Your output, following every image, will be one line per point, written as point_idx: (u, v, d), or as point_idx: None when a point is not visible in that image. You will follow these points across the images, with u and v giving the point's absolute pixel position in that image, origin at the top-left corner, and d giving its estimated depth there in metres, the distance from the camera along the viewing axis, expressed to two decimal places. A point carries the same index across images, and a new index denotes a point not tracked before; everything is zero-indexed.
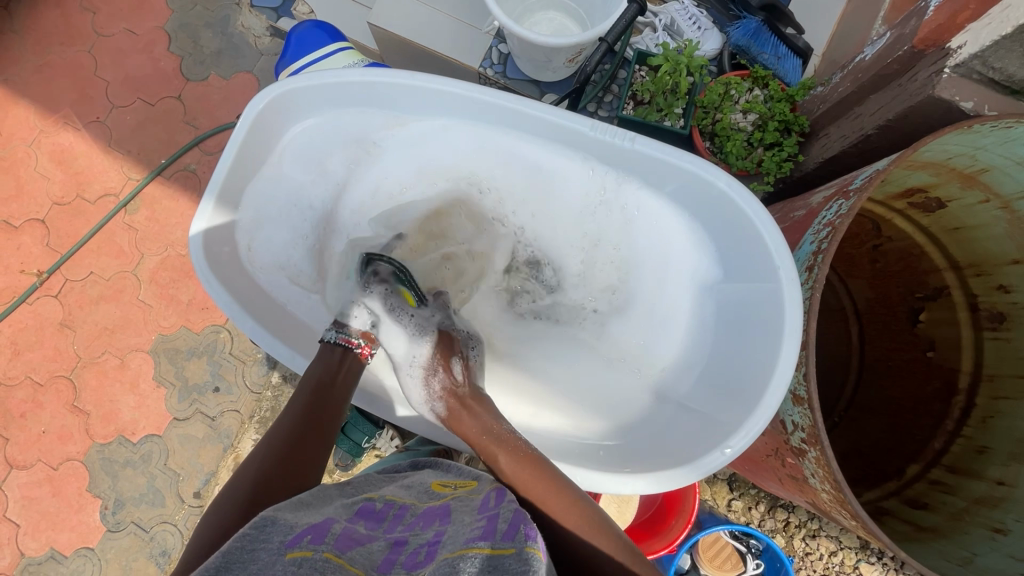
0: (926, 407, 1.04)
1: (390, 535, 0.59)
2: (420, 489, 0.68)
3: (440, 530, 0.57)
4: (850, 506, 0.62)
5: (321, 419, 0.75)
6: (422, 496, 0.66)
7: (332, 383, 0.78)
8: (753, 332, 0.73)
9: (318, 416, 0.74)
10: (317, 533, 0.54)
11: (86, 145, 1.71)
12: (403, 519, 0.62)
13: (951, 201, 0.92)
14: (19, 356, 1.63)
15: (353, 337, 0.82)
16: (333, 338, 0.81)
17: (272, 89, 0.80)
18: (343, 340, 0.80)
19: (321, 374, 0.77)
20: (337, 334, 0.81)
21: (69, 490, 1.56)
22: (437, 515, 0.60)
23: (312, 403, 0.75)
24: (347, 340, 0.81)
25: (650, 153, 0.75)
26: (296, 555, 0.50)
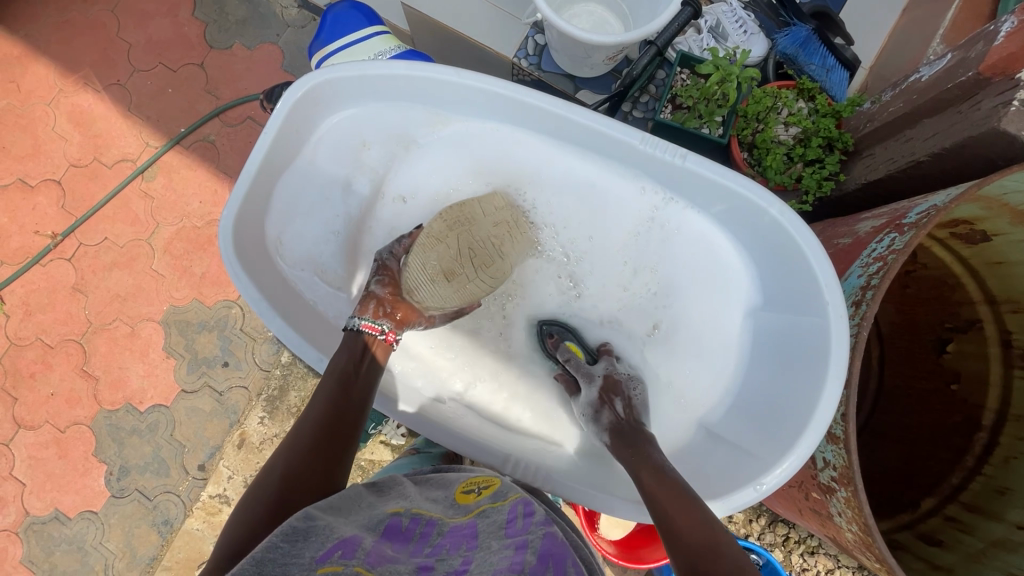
0: (946, 441, 1.03)
1: (416, 555, 0.57)
2: (447, 503, 0.68)
3: (468, 557, 0.57)
4: (877, 550, 0.60)
5: (346, 412, 0.70)
6: (449, 511, 0.66)
7: (355, 373, 0.74)
8: (797, 366, 0.71)
9: (346, 410, 0.70)
10: (347, 548, 0.52)
11: (105, 108, 1.68)
12: (430, 540, 0.60)
13: (997, 235, 0.88)
14: (30, 317, 1.63)
15: (379, 324, 0.76)
16: (356, 326, 0.76)
17: (311, 77, 0.77)
18: (367, 327, 0.76)
19: (344, 365, 0.73)
20: (359, 322, 0.76)
21: (76, 454, 1.57)
22: (465, 537, 0.60)
23: (337, 396, 0.70)
24: (370, 327, 0.76)
25: (700, 171, 0.73)
26: (329, 572, 0.48)
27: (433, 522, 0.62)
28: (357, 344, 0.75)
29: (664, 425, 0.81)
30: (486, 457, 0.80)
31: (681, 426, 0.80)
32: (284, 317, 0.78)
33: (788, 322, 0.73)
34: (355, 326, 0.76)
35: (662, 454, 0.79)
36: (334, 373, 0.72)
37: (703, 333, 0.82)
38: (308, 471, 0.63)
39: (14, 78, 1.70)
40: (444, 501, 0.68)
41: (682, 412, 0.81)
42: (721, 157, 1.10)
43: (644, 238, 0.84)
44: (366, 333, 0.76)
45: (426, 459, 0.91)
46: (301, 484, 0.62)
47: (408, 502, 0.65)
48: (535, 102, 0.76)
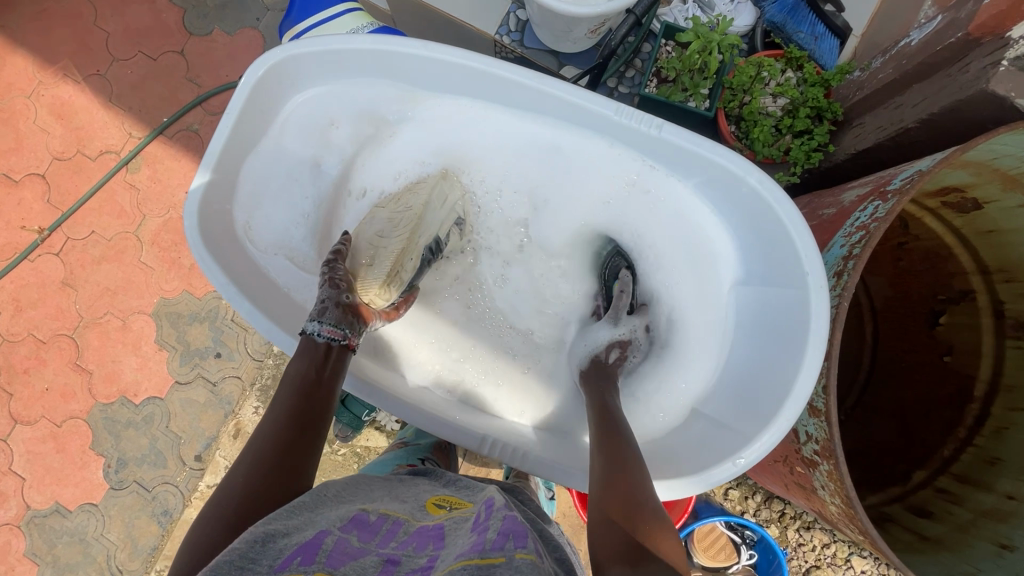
0: (938, 413, 1.02)
1: (382, 550, 0.56)
2: (416, 506, 0.67)
3: (434, 554, 0.55)
4: (860, 522, 0.60)
5: (310, 420, 0.68)
6: (417, 513, 0.65)
7: (319, 379, 0.71)
8: (778, 339, 0.69)
9: (307, 417, 0.68)
10: (307, 554, 0.52)
11: (86, 100, 1.65)
12: (397, 535, 0.59)
13: (989, 203, 0.87)
14: (22, 313, 1.63)
15: (340, 329, 0.72)
16: (316, 331, 0.72)
17: (275, 53, 0.75)
18: (327, 333, 0.72)
19: (306, 372, 0.71)
20: (322, 326, 0.72)
21: (73, 448, 1.58)
22: (432, 537, 0.59)
23: (297, 403, 0.68)
24: (335, 331, 0.73)
25: (676, 141, 0.71)
26: None
27: (400, 521, 0.62)
28: (318, 349, 0.72)
29: (643, 403, 0.80)
30: (460, 437, 0.78)
31: (660, 405, 0.80)
32: (254, 302, 0.77)
33: (770, 295, 0.71)
34: (314, 330, 0.72)
35: (640, 430, 0.79)
36: (296, 381, 0.69)
37: (682, 311, 0.81)
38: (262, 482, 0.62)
39: None
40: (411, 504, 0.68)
41: (660, 388, 0.80)
42: (709, 131, 1.08)
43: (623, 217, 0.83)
44: (331, 338, 0.72)
45: (411, 453, 0.93)
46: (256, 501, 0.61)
47: (376, 505, 0.66)
48: (503, 73, 0.73)
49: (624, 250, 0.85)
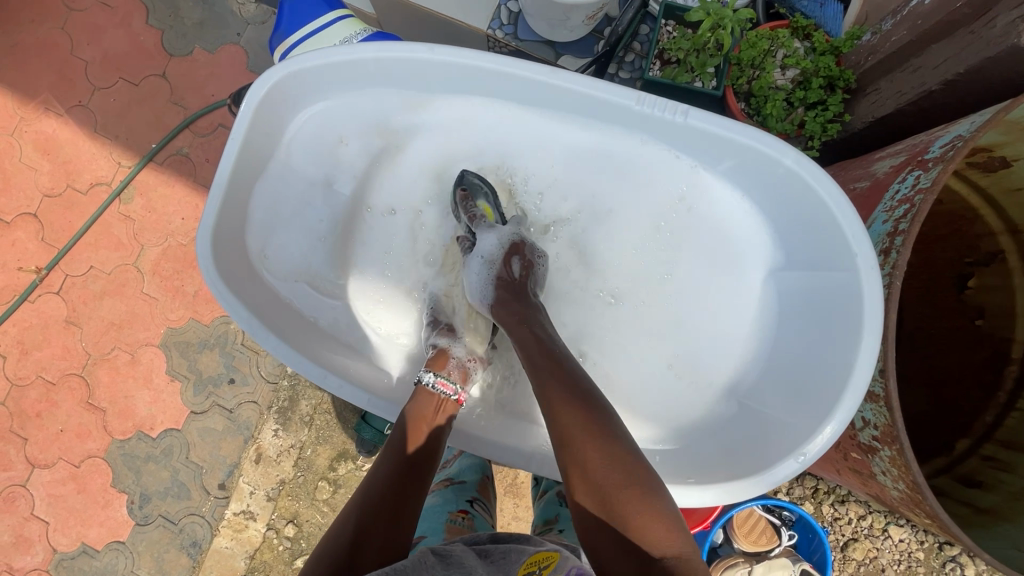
0: (975, 378, 1.00)
1: None
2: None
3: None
4: (927, 506, 0.58)
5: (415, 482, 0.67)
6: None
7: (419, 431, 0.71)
8: (829, 325, 0.67)
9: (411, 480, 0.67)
10: None
11: (71, 132, 1.61)
12: None
13: (1017, 160, 0.84)
14: (28, 356, 1.59)
15: (452, 382, 0.76)
16: (430, 382, 0.75)
17: (274, 71, 0.71)
18: (441, 386, 0.74)
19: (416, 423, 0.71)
20: (434, 377, 0.75)
21: (94, 487, 1.56)
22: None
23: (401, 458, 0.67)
24: (444, 384, 0.75)
25: (704, 126, 0.68)
26: None
27: None
28: (435, 402, 0.74)
29: (690, 404, 0.77)
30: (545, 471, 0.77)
31: (709, 404, 0.76)
32: (279, 334, 0.74)
33: (816, 279, 0.69)
34: (429, 382, 0.74)
35: (688, 432, 0.76)
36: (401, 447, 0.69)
37: (720, 305, 0.77)
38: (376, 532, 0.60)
39: None
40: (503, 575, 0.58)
41: (706, 384, 0.77)
42: (717, 110, 1.05)
43: (652, 209, 0.79)
44: (441, 392, 0.75)
45: (458, 494, 0.94)
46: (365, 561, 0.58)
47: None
48: (516, 71, 0.71)
49: (651, 246, 0.79)
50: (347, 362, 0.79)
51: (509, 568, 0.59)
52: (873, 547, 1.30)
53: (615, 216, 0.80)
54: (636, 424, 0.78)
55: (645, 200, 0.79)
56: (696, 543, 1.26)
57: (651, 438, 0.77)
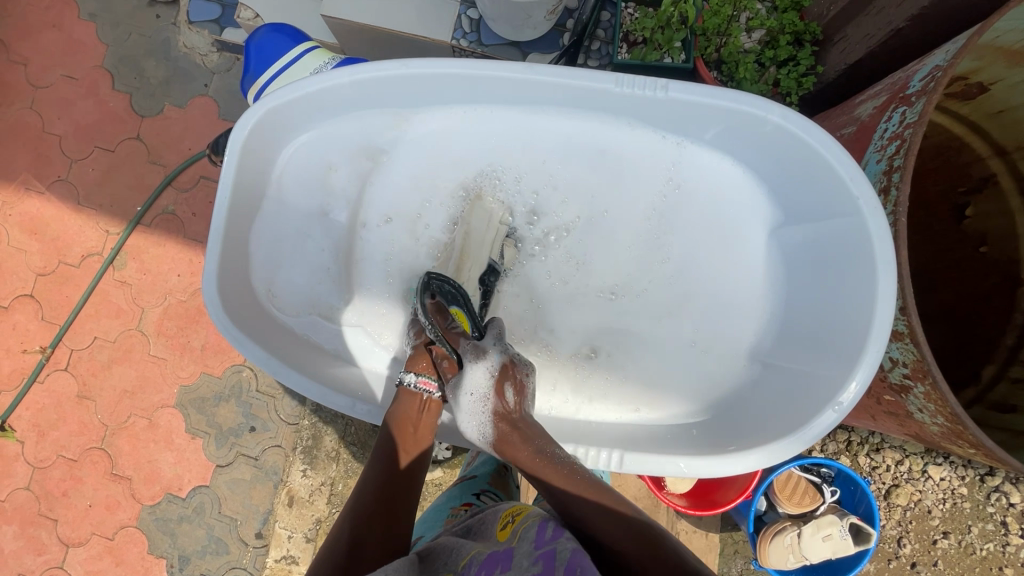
0: (989, 304, 0.99)
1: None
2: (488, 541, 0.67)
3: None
4: (969, 435, 0.58)
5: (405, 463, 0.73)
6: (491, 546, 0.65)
7: (416, 423, 0.75)
8: (839, 272, 0.67)
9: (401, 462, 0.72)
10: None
11: (55, 209, 1.61)
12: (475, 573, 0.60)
13: (994, 83, 0.85)
14: (45, 437, 1.58)
15: (435, 381, 0.76)
16: (412, 382, 0.75)
17: (252, 111, 0.71)
18: (423, 385, 0.75)
19: (403, 424, 0.74)
20: (417, 377, 0.75)
21: (132, 556, 1.54)
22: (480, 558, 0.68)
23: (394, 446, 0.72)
24: (427, 382, 0.76)
25: (686, 97, 0.68)
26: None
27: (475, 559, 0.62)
28: (420, 402, 0.75)
29: (716, 372, 0.77)
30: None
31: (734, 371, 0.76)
32: (297, 369, 0.73)
33: (820, 228, 0.69)
34: (411, 382, 0.75)
35: (717, 402, 0.76)
36: (395, 422, 0.74)
37: (733, 274, 0.77)
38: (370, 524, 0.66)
39: None
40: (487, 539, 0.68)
41: (731, 350, 0.77)
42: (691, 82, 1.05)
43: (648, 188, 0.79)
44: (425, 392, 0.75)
45: (467, 489, 0.97)
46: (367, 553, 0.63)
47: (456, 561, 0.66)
48: (493, 73, 0.71)
49: (651, 223, 0.79)
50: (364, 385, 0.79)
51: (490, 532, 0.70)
52: (916, 490, 1.30)
53: (611, 201, 0.80)
54: (660, 400, 0.79)
55: (642, 180, 0.78)
56: (740, 514, 1.25)
57: (684, 414, 0.77)
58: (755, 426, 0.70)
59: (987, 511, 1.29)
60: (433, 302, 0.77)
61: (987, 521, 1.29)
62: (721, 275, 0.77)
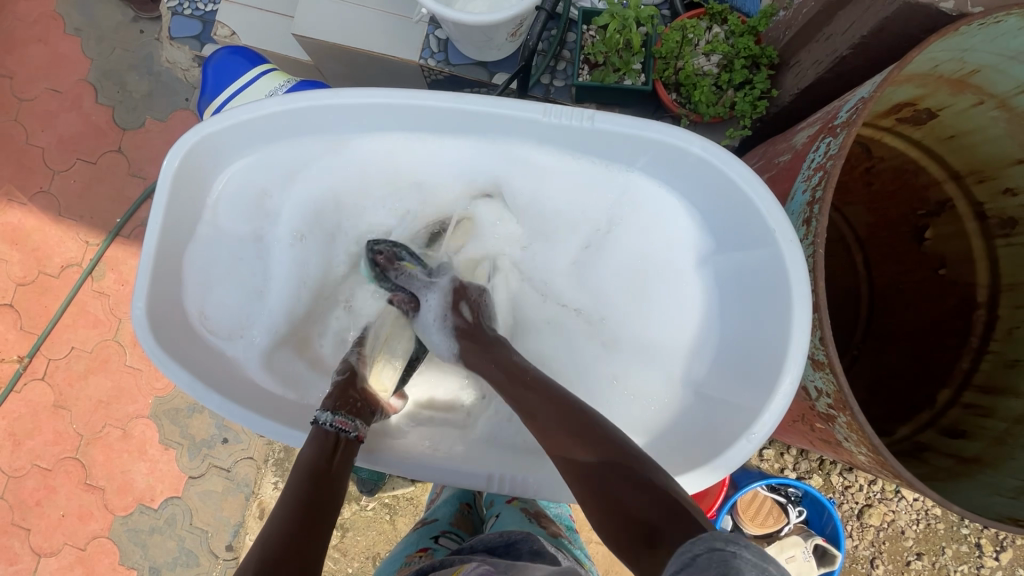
0: (948, 327, 0.99)
1: None
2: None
3: None
4: (891, 467, 0.58)
5: (319, 511, 0.64)
6: None
7: (328, 469, 0.68)
8: (763, 301, 0.67)
9: (315, 508, 0.64)
10: None
11: (36, 219, 1.63)
12: None
13: (942, 109, 0.86)
14: (21, 445, 1.59)
15: (352, 419, 0.72)
16: (328, 421, 0.71)
17: (187, 137, 0.73)
18: (339, 424, 0.71)
19: (314, 462, 0.68)
20: (333, 415, 0.71)
21: (103, 567, 1.54)
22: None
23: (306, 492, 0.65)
24: (344, 421, 0.71)
25: (612, 127, 0.69)
26: None
27: None
28: (327, 439, 0.70)
29: (647, 399, 0.77)
30: (461, 479, 0.76)
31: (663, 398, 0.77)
32: (224, 393, 0.73)
33: (743, 257, 0.70)
34: (327, 421, 0.71)
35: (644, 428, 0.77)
36: (305, 469, 0.67)
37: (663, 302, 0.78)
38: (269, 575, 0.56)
39: None
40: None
41: (662, 378, 0.77)
42: (653, 104, 1.06)
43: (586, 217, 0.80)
44: (340, 429, 0.71)
45: (423, 534, 0.94)
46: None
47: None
48: (424, 100, 0.72)
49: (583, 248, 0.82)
50: (291, 409, 0.78)
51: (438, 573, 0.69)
52: (889, 510, 1.29)
53: None
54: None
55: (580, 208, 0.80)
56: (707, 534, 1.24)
57: None
58: (673, 451, 0.72)
59: (962, 533, 1.28)
60: (382, 254, 0.84)
61: (961, 543, 1.28)
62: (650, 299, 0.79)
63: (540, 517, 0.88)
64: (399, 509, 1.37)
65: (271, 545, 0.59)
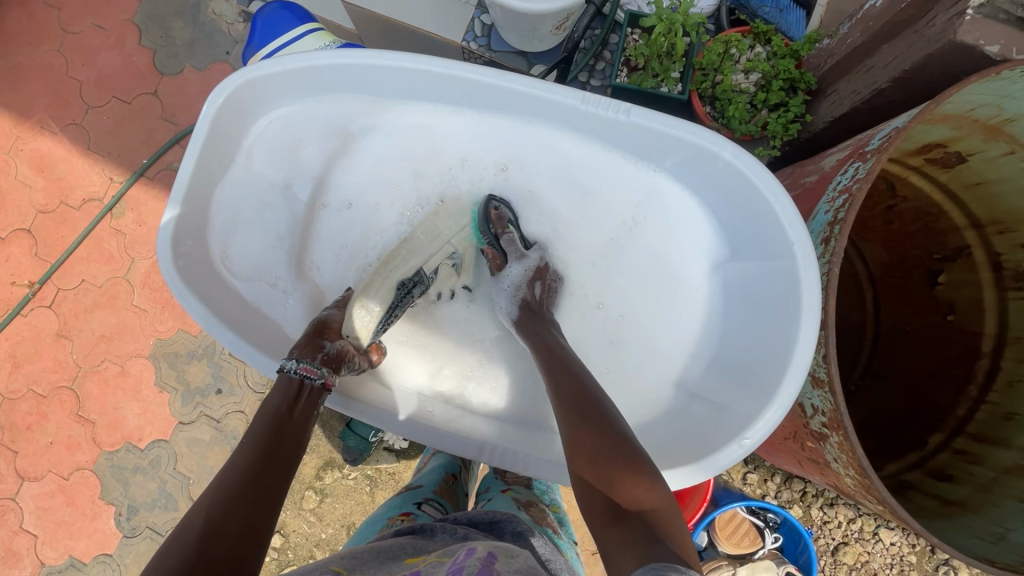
0: (948, 373, 0.99)
1: None
2: (392, 564, 0.64)
3: None
4: (877, 491, 0.58)
5: (279, 454, 0.64)
6: (394, 569, 0.63)
7: (289, 415, 0.69)
8: (773, 313, 0.69)
9: (276, 452, 0.64)
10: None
11: (64, 150, 1.65)
12: None
13: (973, 154, 0.86)
14: (20, 369, 1.62)
15: (318, 367, 0.71)
16: (292, 369, 0.71)
17: (231, 79, 0.75)
18: (304, 370, 0.70)
19: (282, 407, 0.69)
20: (297, 364, 0.71)
21: (83, 499, 1.57)
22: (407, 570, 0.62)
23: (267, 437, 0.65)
24: (308, 369, 0.71)
25: (644, 123, 0.71)
26: None
27: None
28: (291, 384, 0.70)
29: (642, 396, 0.80)
30: (460, 448, 0.79)
31: (657, 395, 0.79)
32: (236, 332, 0.76)
33: (756, 268, 0.72)
34: (291, 369, 0.71)
35: (633, 421, 0.79)
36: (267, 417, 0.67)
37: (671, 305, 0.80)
38: (234, 512, 0.56)
39: None
40: (391, 565, 0.64)
41: (660, 378, 0.80)
42: (686, 115, 1.07)
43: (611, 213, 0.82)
44: (303, 376, 0.70)
45: (406, 499, 0.95)
46: (218, 553, 0.53)
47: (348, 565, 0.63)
48: (465, 74, 0.74)
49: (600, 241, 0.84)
50: None
51: (401, 557, 0.67)
52: (864, 551, 1.29)
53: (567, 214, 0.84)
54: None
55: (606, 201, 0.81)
56: None
57: None
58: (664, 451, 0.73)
59: None
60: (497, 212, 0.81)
61: None
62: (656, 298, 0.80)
63: (529, 504, 0.88)
64: (379, 483, 1.38)
65: (227, 496, 0.58)
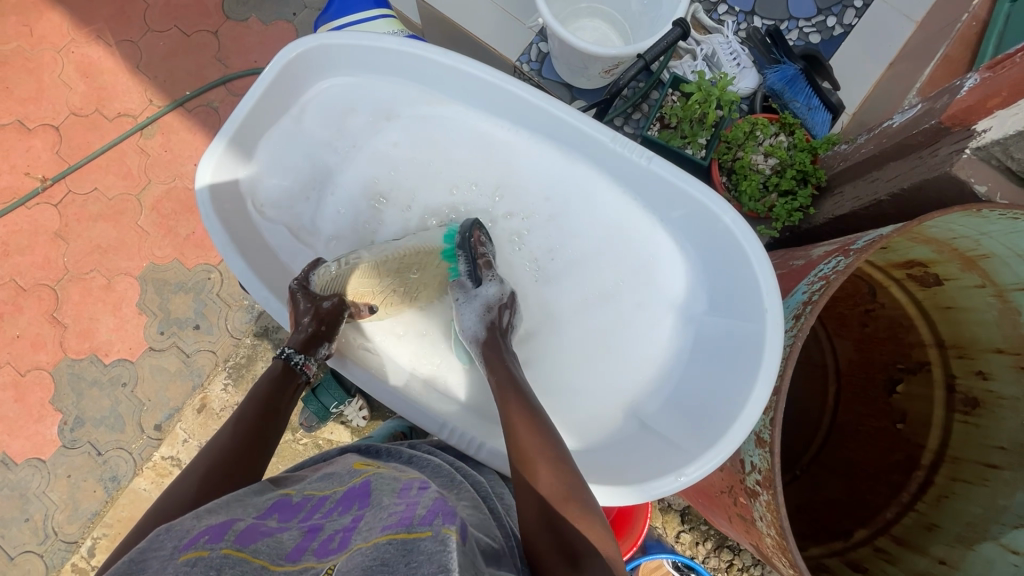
0: (886, 477, 1.05)
1: (304, 526, 0.57)
2: (342, 474, 0.67)
3: (356, 516, 0.55)
4: (790, 554, 0.63)
5: (262, 436, 0.71)
6: (343, 481, 0.65)
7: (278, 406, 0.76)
8: (733, 365, 0.75)
9: (258, 434, 0.71)
10: (284, 513, 0.59)
11: (114, 63, 1.70)
12: (321, 508, 0.60)
13: (949, 280, 0.92)
14: (8, 257, 1.63)
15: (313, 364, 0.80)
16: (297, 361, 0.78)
17: (306, 41, 0.82)
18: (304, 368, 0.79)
19: (274, 395, 0.76)
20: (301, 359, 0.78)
21: (33, 399, 1.56)
22: (357, 498, 0.59)
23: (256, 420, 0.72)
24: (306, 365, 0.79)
25: (662, 173, 0.78)
26: (190, 556, 0.47)
27: (322, 498, 0.62)
28: (289, 376, 0.78)
29: (597, 415, 0.85)
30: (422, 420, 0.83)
31: (612, 419, 0.84)
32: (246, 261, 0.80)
33: (729, 325, 0.77)
34: (297, 362, 0.79)
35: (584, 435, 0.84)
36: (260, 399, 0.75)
37: (648, 344, 0.84)
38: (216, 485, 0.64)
39: (27, 22, 1.72)
40: (342, 473, 0.68)
41: (617, 403, 0.85)
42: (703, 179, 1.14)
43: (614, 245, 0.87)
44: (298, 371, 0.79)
45: None
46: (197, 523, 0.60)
47: (302, 488, 0.66)
48: (515, 90, 0.81)
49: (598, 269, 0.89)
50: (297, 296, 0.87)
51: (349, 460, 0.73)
52: None
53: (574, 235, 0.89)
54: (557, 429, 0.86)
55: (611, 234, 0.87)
56: None
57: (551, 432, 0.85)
58: (608, 471, 0.78)
59: None
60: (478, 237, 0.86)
61: None
62: (631, 331, 0.86)
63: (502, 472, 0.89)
64: None
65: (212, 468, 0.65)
